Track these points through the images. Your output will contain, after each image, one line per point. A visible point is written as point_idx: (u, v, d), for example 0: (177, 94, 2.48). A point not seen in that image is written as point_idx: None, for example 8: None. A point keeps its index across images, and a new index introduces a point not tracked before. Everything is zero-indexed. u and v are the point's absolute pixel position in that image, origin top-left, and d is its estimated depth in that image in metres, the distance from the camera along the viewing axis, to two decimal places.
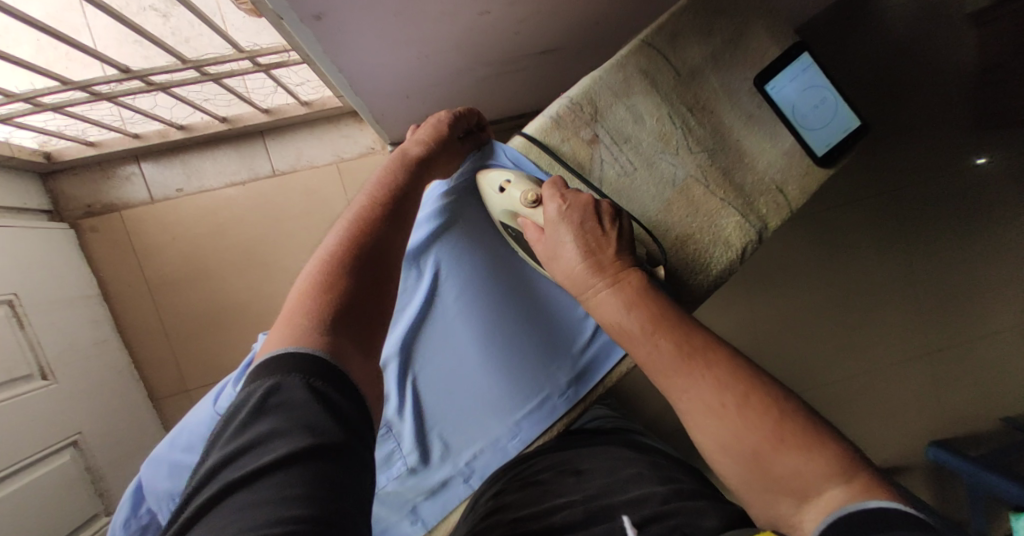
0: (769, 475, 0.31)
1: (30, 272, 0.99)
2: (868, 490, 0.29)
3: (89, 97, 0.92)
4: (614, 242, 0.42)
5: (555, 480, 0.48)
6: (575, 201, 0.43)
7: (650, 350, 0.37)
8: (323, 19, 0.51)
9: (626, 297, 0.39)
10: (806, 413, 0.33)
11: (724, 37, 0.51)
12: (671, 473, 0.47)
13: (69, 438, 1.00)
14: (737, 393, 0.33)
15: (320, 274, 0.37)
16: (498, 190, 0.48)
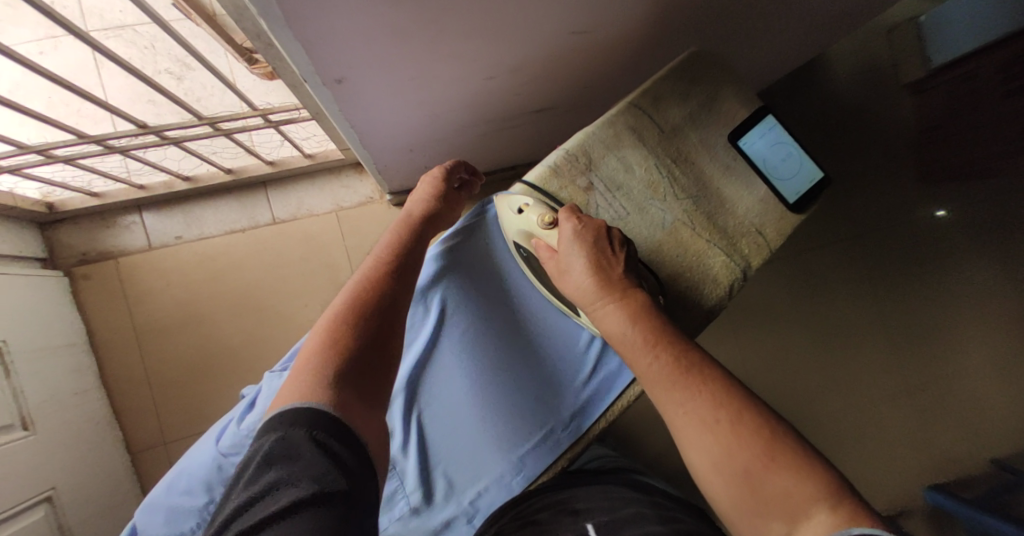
0: (758, 495, 0.32)
1: (19, 318, 0.97)
2: (856, 517, 0.28)
3: (103, 150, 0.94)
4: (622, 263, 0.46)
5: (553, 520, 0.46)
6: (590, 223, 0.48)
7: (650, 362, 0.39)
8: (343, 82, 0.57)
9: (628, 314, 0.42)
10: (797, 440, 0.33)
11: (699, 101, 0.58)
12: (675, 513, 0.46)
13: (43, 493, 0.92)
14: (729, 413, 0.34)
15: (331, 327, 0.39)
16: (515, 212, 0.52)
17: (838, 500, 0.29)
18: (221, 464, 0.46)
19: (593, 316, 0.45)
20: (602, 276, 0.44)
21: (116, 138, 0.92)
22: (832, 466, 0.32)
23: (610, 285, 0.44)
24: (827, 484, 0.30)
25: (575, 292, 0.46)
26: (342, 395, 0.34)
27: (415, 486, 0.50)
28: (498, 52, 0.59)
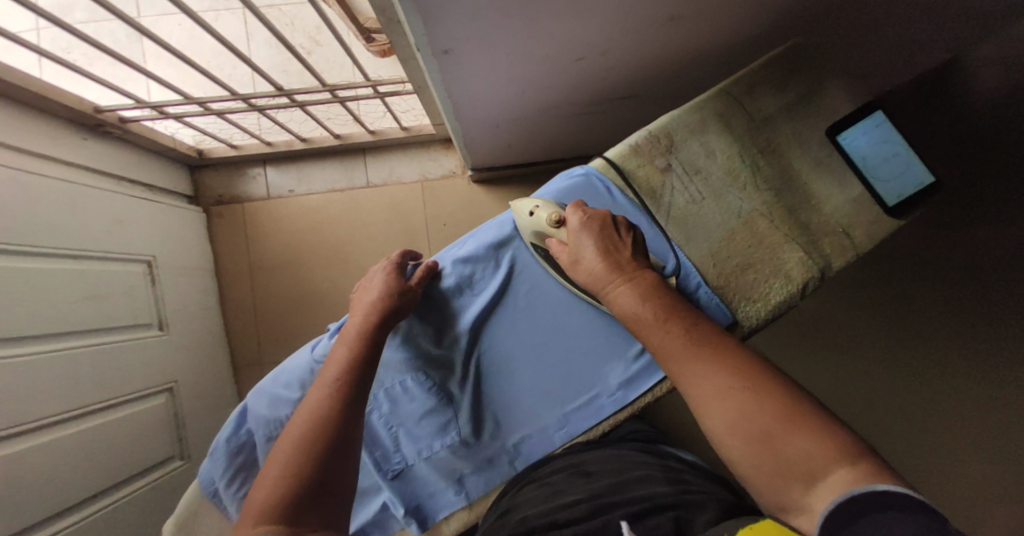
0: (777, 456, 0.33)
1: (166, 241, 1.18)
2: (872, 472, 0.30)
3: (247, 107, 1.09)
4: (630, 247, 0.50)
5: (565, 481, 0.50)
6: (595, 214, 0.51)
7: (663, 336, 0.42)
8: (449, 54, 0.63)
9: (638, 289, 0.46)
10: (808, 398, 0.36)
11: (798, 92, 0.56)
12: (682, 478, 0.50)
13: (166, 384, 1.10)
14: (744, 374, 0.37)
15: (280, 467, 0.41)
16: (527, 215, 0.55)
17: (855, 459, 0.31)
18: (314, 366, 0.55)
19: (606, 295, 0.48)
20: (611, 259, 0.48)
21: (258, 97, 1.07)
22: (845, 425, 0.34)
23: (620, 265, 0.48)
24: (844, 444, 0.32)
25: (587, 277, 0.49)
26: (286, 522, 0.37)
27: (467, 421, 0.56)
28: (593, 32, 0.62)
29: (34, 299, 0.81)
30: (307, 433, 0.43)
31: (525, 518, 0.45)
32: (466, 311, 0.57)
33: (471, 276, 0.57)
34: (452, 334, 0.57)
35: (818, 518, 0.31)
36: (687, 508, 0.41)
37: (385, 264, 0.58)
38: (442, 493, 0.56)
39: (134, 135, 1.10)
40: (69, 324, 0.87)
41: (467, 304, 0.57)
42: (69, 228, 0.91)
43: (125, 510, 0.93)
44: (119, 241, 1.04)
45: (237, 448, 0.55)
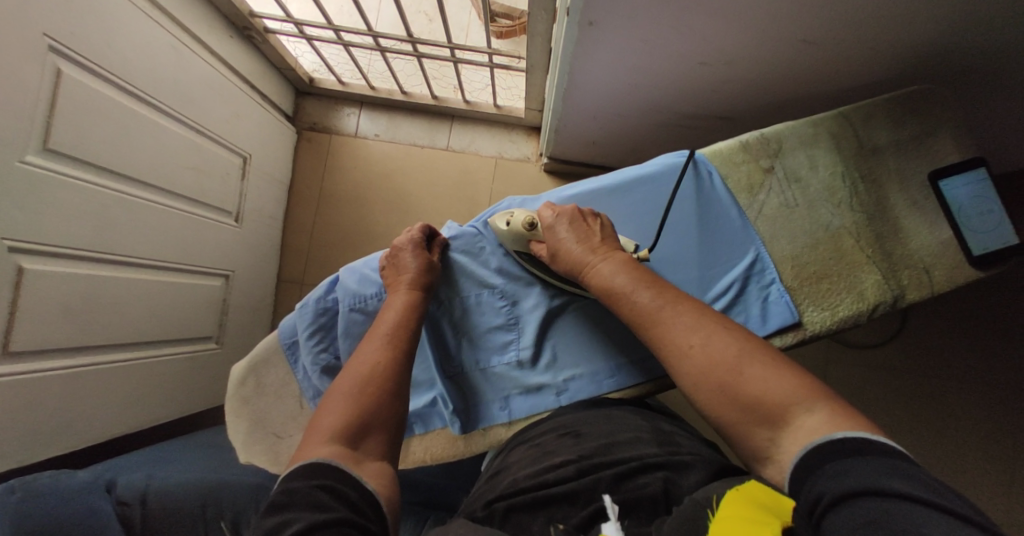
0: (745, 405, 0.38)
1: (262, 146, 1.28)
2: (838, 426, 0.33)
3: (373, 44, 1.18)
4: (599, 232, 0.55)
5: (553, 442, 0.51)
6: (564, 211, 0.56)
7: (631, 306, 0.48)
8: (593, 26, 0.70)
9: (613, 266, 0.51)
10: (775, 354, 0.40)
11: (912, 132, 0.60)
12: (673, 439, 0.49)
13: (224, 271, 1.16)
14: (700, 335, 0.43)
15: (342, 408, 0.43)
16: (504, 224, 0.59)
17: (814, 399, 0.36)
18: None
19: (586, 277, 0.52)
20: (586, 245, 0.53)
21: (386, 38, 1.17)
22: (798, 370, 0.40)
23: (594, 247, 0.53)
24: (804, 384, 0.37)
25: (567, 265, 0.54)
26: (344, 452, 0.39)
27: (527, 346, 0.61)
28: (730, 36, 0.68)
29: (149, 149, 0.90)
30: (360, 383, 0.45)
31: (516, 480, 0.47)
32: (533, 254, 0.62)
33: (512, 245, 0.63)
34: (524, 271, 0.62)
35: (786, 466, 0.35)
36: (676, 469, 0.43)
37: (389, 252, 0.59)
38: (489, 405, 0.60)
39: (269, 45, 1.22)
40: (169, 184, 0.96)
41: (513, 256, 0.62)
42: (194, 102, 1.01)
43: (164, 367, 0.98)
44: (229, 130, 1.13)
45: (321, 310, 0.60)
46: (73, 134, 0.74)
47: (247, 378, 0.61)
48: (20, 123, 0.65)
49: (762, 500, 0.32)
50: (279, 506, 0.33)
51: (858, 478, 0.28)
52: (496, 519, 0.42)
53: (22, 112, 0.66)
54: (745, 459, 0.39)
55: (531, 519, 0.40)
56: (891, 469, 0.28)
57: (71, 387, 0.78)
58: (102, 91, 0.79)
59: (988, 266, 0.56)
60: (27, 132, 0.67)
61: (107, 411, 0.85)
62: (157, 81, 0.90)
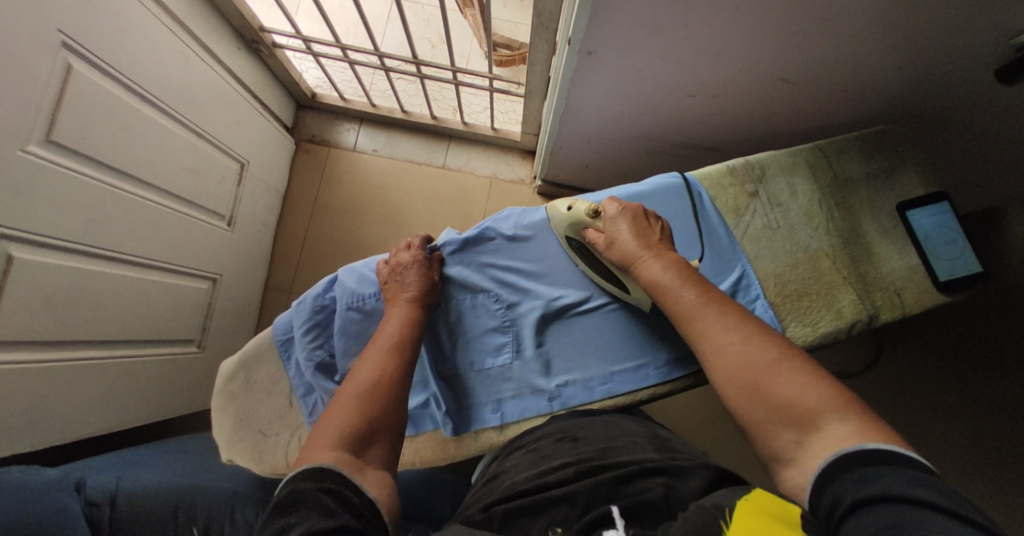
0: (775, 406, 0.40)
1: (260, 154, 1.29)
2: (866, 436, 0.35)
3: (378, 64, 1.23)
4: (658, 232, 0.58)
5: (552, 446, 0.52)
6: (629, 206, 0.59)
7: (678, 298, 0.51)
8: (592, 55, 0.75)
9: (665, 264, 0.54)
10: (814, 365, 0.42)
11: (881, 166, 0.65)
12: (669, 444, 0.51)
13: (212, 275, 1.14)
14: (741, 335, 0.45)
15: (347, 415, 0.43)
16: (564, 210, 0.63)
17: (846, 411, 0.38)
18: None
19: (636, 270, 0.55)
20: (643, 241, 0.56)
21: (391, 59, 1.22)
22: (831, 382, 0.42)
23: (650, 244, 0.56)
24: (836, 395, 0.39)
25: (620, 256, 0.57)
26: (346, 460, 0.39)
27: (523, 350, 0.62)
28: (717, 72, 0.74)
29: (149, 148, 0.90)
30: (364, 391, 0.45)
31: (514, 486, 0.47)
32: (529, 261, 0.65)
33: (519, 249, 0.65)
34: (541, 277, 0.64)
35: (811, 472, 0.36)
36: (675, 474, 0.44)
37: (394, 254, 0.61)
38: (481, 406, 0.61)
39: (274, 59, 1.25)
40: (166, 184, 0.96)
41: (519, 260, 0.65)
42: (197, 106, 1.03)
43: (141, 368, 0.95)
44: (229, 137, 1.15)
45: (319, 308, 0.61)
46: (75, 128, 0.74)
47: (237, 374, 0.61)
48: (24, 113, 0.66)
49: (774, 512, 0.32)
50: (285, 510, 0.33)
51: (881, 486, 0.30)
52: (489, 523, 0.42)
53: (29, 101, 0.66)
54: (764, 457, 0.41)
55: (532, 525, 0.41)
56: (910, 478, 0.30)
57: (45, 383, 0.75)
58: (109, 89, 0.80)
59: (952, 291, 0.60)
60: (32, 123, 0.67)
61: (79, 411, 0.82)
62: (163, 84, 0.92)
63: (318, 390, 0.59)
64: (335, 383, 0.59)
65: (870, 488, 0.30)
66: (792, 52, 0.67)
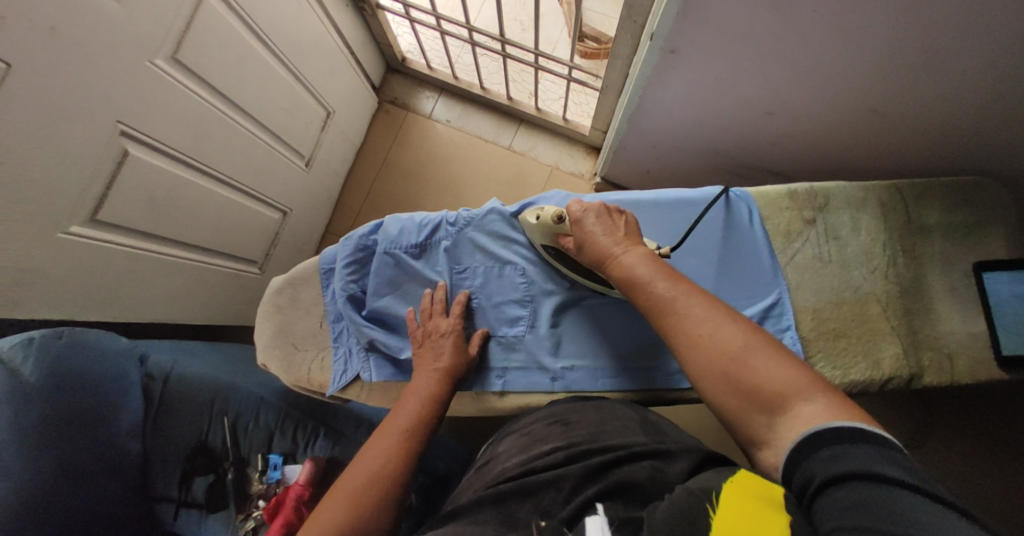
0: (746, 396, 0.40)
1: (346, 106, 1.39)
2: (833, 414, 0.36)
3: (467, 37, 1.27)
4: (625, 225, 0.57)
5: (542, 431, 0.53)
6: (589, 205, 0.58)
7: (647, 298, 0.49)
8: (673, 54, 0.74)
9: (635, 257, 0.53)
10: (780, 344, 0.42)
11: (965, 220, 0.60)
12: (658, 428, 0.52)
13: (283, 208, 1.25)
14: (708, 327, 0.44)
15: (348, 499, 0.44)
16: (534, 218, 0.62)
17: (812, 390, 0.38)
18: (447, 220, 0.67)
19: (608, 268, 0.54)
20: (610, 237, 0.55)
21: (481, 33, 1.25)
22: (806, 365, 0.42)
23: (619, 239, 0.55)
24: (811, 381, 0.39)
25: (591, 255, 0.56)
26: None
27: (536, 326, 0.64)
28: (802, 91, 0.70)
29: (253, 81, 1.01)
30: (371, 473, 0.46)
31: (506, 469, 0.49)
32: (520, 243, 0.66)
33: (510, 230, 0.67)
34: (527, 256, 0.66)
35: (785, 451, 0.37)
36: (662, 458, 0.44)
37: (427, 301, 0.63)
38: (487, 371, 0.63)
39: (375, 20, 1.34)
40: (261, 117, 1.07)
41: (517, 239, 0.66)
42: (301, 51, 1.12)
43: (211, 275, 1.08)
44: (322, 85, 1.25)
45: (362, 247, 0.66)
46: (198, 52, 0.85)
47: (284, 289, 0.68)
48: (160, 30, 0.76)
49: (758, 491, 0.34)
50: None
51: (847, 463, 0.31)
52: (478, 505, 0.44)
53: (164, 20, 0.76)
54: (744, 443, 0.42)
55: (518, 507, 0.42)
56: (876, 454, 0.31)
57: (133, 266, 0.87)
58: (232, 22, 0.90)
59: (1013, 369, 0.54)
60: (164, 40, 0.77)
61: (154, 297, 0.95)
62: (277, 28, 1.02)
63: (346, 320, 0.65)
64: (362, 316, 0.65)
65: (836, 467, 0.32)
66: (889, 79, 0.62)
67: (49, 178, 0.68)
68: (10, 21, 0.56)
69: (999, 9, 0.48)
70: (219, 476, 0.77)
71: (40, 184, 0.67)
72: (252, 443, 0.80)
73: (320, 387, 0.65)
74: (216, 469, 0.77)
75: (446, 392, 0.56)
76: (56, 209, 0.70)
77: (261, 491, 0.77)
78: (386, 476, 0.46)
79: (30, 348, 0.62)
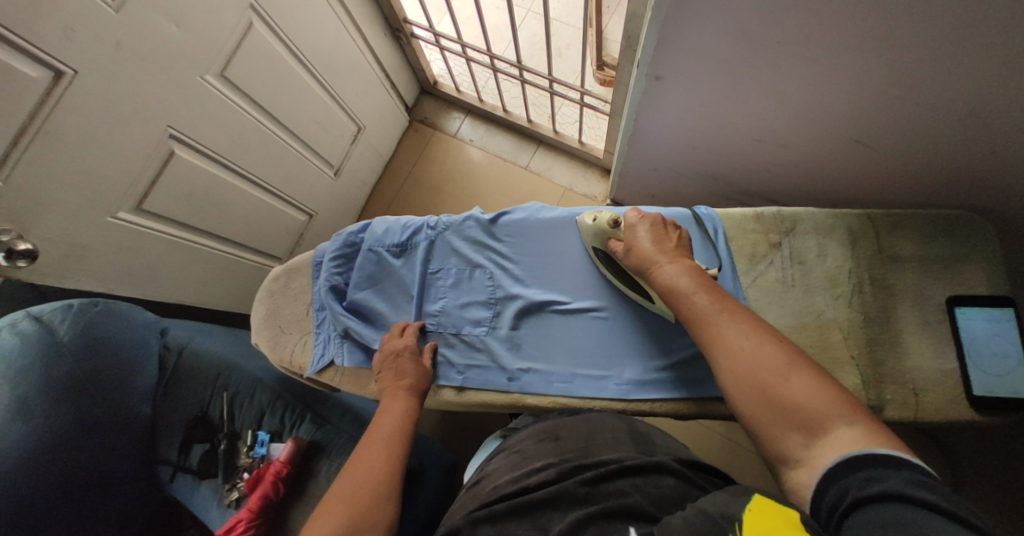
0: (783, 410, 0.41)
1: (376, 123, 1.51)
2: (870, 439, 0.36)
3: (489, 63, 1.36)
4: (675, 238, 0.60)
5: (537, 447, 0.55)
6: (646, 216, 0.62)
7: (691, 306, 0.52)
8: (658, 81, 0.77)
9: (679, 269, 0.56)
10: (820, 367, 0.43)
11: (943, 252, 0.58)
12: (648, 439, 0.53)
13: (309, 212, 1.37)
14: (753, 341, 0.46)
15: (349, 499, 0.46)
16: (590, 221, 0.67)
17: (852, 415, 0.39)
18: (426, 225, 0.74)
19: (652, 275, 0.57)
20: (659, 248, 0.58)
21: (501, 60, 1.33)
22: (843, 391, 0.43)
23: (665, 250, 0.58)
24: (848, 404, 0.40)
25: (637, 261, 0.59)
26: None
27: (497, 327, 0.68)
28: (786, 119, 0.71)
29: (290, 97, 1.13)
30: (364, 477, 0.48)
31: (498, 486, 0.50)
32: (566, 248, 0.70)
33: (511, 235, 0.72)
34: (554, 260, 0.70)
35: (819, 470, 0.38)
36: (649, 472, 0.46)
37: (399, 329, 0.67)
38: (448, 367, 0.67)
39: (409, 47, 1.47)
40: (294, 128, 1.19)
41: (563, 243, 0.71)
42: (337, 72, 1.25)
43: (239, 266, 1.20)
44: (355, 103, 1.37)
45: (349, 244, 0.74)
46: (243, 70, 0.97)
47: (282, 277, 0.77)
48: (210, 51, 0.89)
49: (776, 522, 0.33)
50: None
51: (877, 488, 0.32)
52: (474, 523, 0.44)
53: (214, 42, 0.89)
54: (772, 460, 0.42)
55: (515, 526, 0.43)
56: (910, 478, 0.32)
57: (169, 251, 0.99)
58: (275, 45, 1.02)
59: (987, 411, 0.51)
60: (213, 59, 0.90)
61: (185, 282, 1.07)
62: (317, 51, 1.15)
63: (327, 308, 0.71)
64: (341, 306, 0.72)
65: (868, 493, 0.32)
66: (869, 107, 0.62)
67: (103, 169, 0.80)
68: (82, 38, 0.68)
69: (964, 38, 0.48)
70: (213, 446, 0.84)
71: (94, 173, 0.79)
72: (245, 418, 0.87)
73: (299, 369, 0.71)
74: (212, 439, 0.85)
75: (410, 410, 0.58)
76: (106, 195, 0.82)
77: (246, 465, 0.82)
78: (393, 464, 0.51)
79: (69, 312, 0.75)
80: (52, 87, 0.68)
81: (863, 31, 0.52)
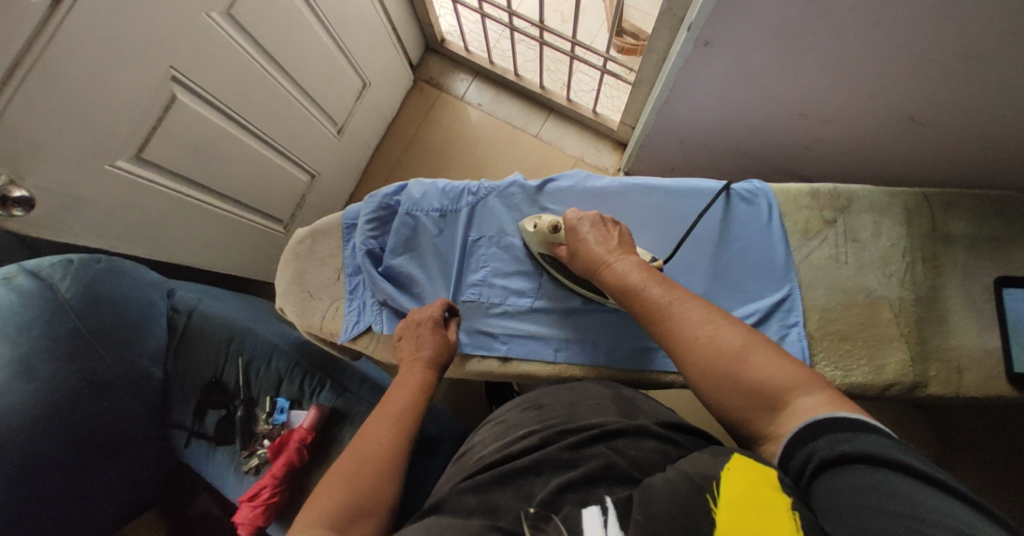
0: (750, 394, 0.41)
1: (382, 80, 1.42)
2: (833, 403, 0.37)
3: (507, 21, 1.28)
4: (618, 235, 0.59)
5: (522, 416, 0.54)
6: (585, 216, 0.60)
7: (641, 306, 0.51)
8: (707, 46, 0.72)
9: (626, 266, 0.54)
10: (772, 344, 0.44)
11: (990, 235, 0.59)
12: (634, 404, 0.52)
13: (313, 171, 1.29)
14: (704, 331, 0.46)
15: (335, 483, 0.43)
16: (532, 226, 0.64)
17: (811, 384, 0.40)
18: (469, 190, 0.71)
19: (601, 275, 0.56)
20: (604, 246, 0.57)
21: (519, 17, 1.24)
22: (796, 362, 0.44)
23: (611, 247, 0.57)
24: (804, 373, 0.41)
25: (585, 263, 0.58)
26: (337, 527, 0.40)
27: (542, 297, 0.66)
28: (838, 96, 0.70)
29: (297, 45, 1.04)
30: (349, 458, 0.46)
31: (484, 454, 0.49)
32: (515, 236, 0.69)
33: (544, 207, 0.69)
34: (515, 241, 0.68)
35: (787, 438, 0.38)
36: (632, 435, 0.45)
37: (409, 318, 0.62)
38: (491, 337, 0.65)
39: None
40: (300, 80, 1.10)
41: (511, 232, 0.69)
42: (346, 21, 1.16)
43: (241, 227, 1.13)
44: (362, 57, 1.28)
45: (385, 207, 0.71)
46: (249, 10, 0.88)
47: (304, 239, 0.72)
48: None
49: (752, 476, 0.34)
50: None
51: (848, 451, 0.33)
52: (458, 493, 0.42)
53: None
54: (749, 441, 0.42)
55: (500, 493, 0.41)
56: (878, 441, 0.33)
57: (169, 209, 0.92)
58: None
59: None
60: None
61: (186, 243, 1.00)
62: None
63: (363, 273, 0.68)
64: (377, 271, 0.68)
65: (842, 458, 0.33)
66: (935, 85, 0.61)
67: (100, 115, 0.71)
68: None
69: None
70: (229, 412, 0.81)
71: (90, 120, 0.70)
72: (263, 385, 0.83)
73: (330, 335, 0.67)
74: (228, 405, 0.81)
75: (429, 380, 0.57)
76: (104, 145, 0.74)
77: (266, 431, 0.79)
78: (398, 437, 0.49)
79: (70, 268, 0.69)
80: (50, 16, 0.59)
81: (950, 6, 0.50)
